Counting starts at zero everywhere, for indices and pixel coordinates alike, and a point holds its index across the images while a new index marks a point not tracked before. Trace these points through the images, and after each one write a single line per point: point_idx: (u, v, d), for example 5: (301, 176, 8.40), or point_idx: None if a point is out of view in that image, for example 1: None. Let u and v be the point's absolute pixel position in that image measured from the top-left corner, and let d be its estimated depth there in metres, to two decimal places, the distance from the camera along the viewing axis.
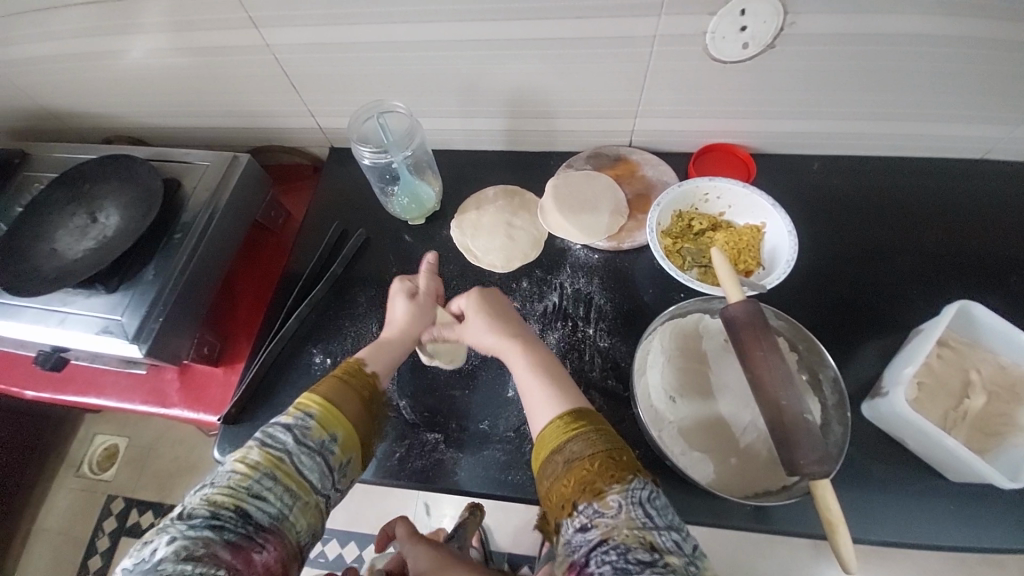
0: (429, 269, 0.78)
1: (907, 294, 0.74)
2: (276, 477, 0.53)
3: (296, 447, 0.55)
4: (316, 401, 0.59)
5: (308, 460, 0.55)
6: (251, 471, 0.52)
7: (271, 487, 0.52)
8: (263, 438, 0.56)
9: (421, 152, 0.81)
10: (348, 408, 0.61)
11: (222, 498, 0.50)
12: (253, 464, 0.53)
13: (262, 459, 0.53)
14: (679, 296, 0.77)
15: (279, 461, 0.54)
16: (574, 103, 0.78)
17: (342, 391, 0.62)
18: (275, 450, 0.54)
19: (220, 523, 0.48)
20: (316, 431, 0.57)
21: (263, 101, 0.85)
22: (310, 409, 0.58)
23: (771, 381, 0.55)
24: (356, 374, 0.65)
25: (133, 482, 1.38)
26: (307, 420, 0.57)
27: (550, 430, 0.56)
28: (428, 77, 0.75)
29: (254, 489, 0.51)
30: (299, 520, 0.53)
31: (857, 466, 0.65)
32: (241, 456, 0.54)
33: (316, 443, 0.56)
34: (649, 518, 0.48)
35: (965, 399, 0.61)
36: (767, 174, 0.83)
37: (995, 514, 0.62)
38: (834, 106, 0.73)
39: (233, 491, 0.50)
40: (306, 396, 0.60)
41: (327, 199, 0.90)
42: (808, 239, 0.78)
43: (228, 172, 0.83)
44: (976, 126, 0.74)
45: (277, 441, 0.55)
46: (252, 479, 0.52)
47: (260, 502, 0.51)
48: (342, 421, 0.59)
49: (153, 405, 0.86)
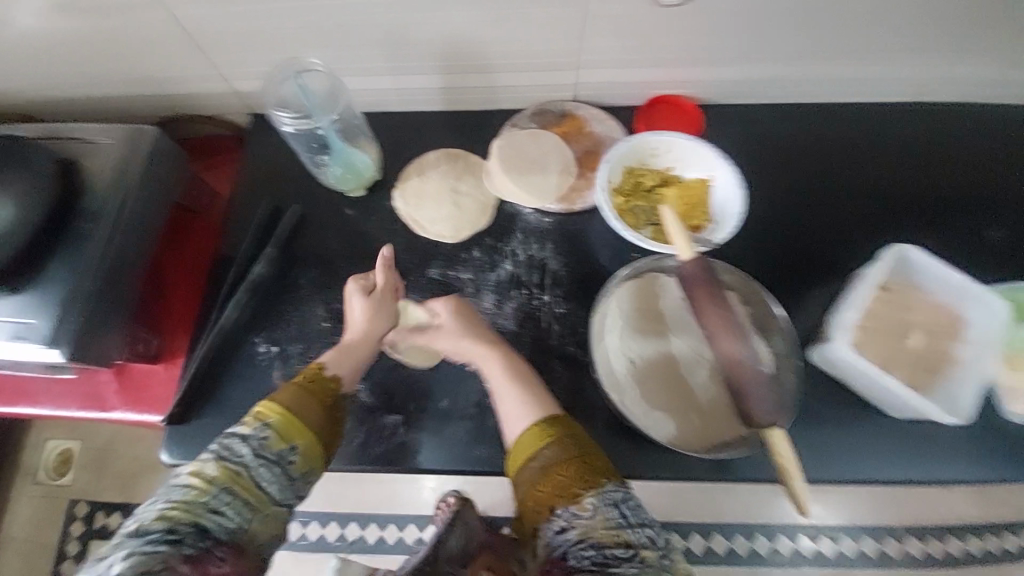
0: (387, 262, 0.70)
1: (851, 240, 0.75)
2: (234, 492, 0.50)
3: (255, 460, 0.52)
4: (274, 410, 0.55)
5: (267, 473, 0.52)
6: (208, 486, 0.49)
7: (230, 502, 0.49)
8: (220, 450, 0.52)
9: (348, 115, 0.75)
10: (311, 419, 0.57)
11: (178, 513, 0.47)
12: (210, 479, 0.49)
13: (220, 473, 0.50)
14: (633, 256, 0.76)
15: (237, 476, 0.50)
16: (513, 55, 0.72)
17: (300, 397, 0.57)
18: (233, 464, 0.51)
19: (178, 538, 0.46)
20: (275, 443, 0.53)
21: (168, 66, 0.75)
22: (269, 418, 0.54)
23: (725, 337, 0.56)
24: (318, 381, 0.60)
25: (95, 484, 1.30)
26: (266, 432, 0.53)
27: (521, 438, 0.55)
28: (351, 30, 0.69)
29: (212, 505, 0.49)
30: (260, 530, 0.51)
31: (807, 410, 0.67)
32: (196, 469, 0.50)
33: (275, 456, 0.53)
34: (624, 518, 0.49)
35: (902, 338, 0.63)
36: (715, 124, 0.81)
37: (930, 443, 0.66)
38: (779, 49, 0.71)
39: (191, 506, 0.48)
40: (264, 404, 0.56)
41: (256, 175, 0.83)
42: (757, 189, 0.78)
43: (136, 149, 0.75)
44: (917, 66, 0.74)
45: (234, 454, 0.51)
46: (209, 494, 0.49)
47: (219, 518, 0.49)
48: (305, 433, 0.55)
49: (92, 411, 0.81)
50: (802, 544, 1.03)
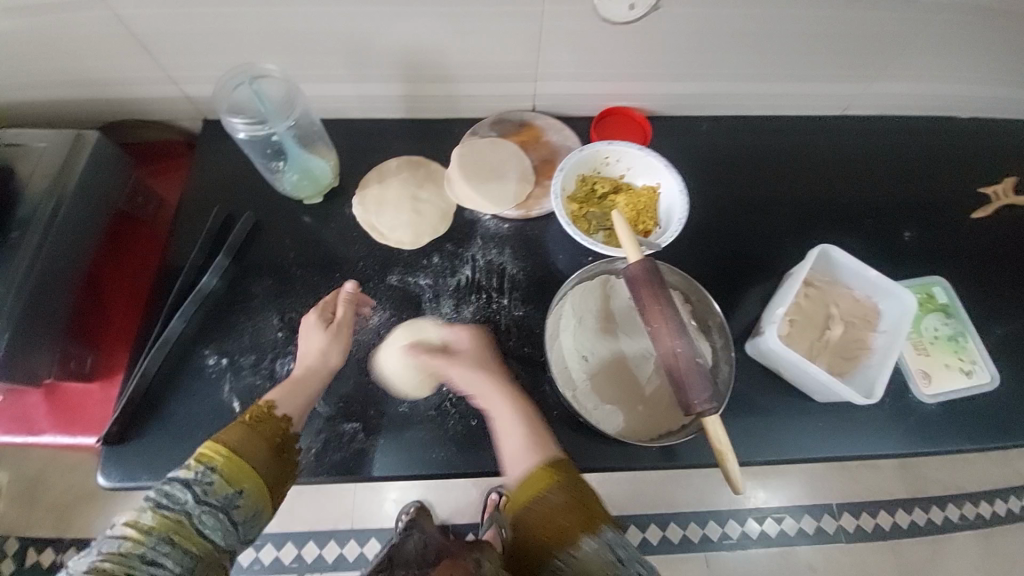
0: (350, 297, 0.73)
1: (784, 242, 0.82)
2: (173, 541, 0.48)
3: (197, 505, 0.50)
4: (219, 452, 0.54)
5: (211, 519, 0.51)
6: (142, 537, 0.47)
7: (168, 552, 0.47)
8: (159, 498, 0.50)
9: (305, 121, 0.74)
10: (259, 460, 0.55)
11: (108, 568, 0.45)
12: (145, 529, 0.48)
13: (156, 522, 0.48)
14: (588, 259, 0.80)
15: (176, 524, 0.49)
16: (472, 65, 0.75)
17: (249, 438, 0.56)
18: (172, 511, 0.49)
19: None
20: (221, 487, 0.52)
21: (111, 67, 0.72)
22: (214, 461, 0.53)
23: (667, 333, 0.61)
24: (266, 420, 0.60)
25: (23, 519, 1.13)
26: (211, 475, 0.52)
27: (527, 479, 0.55)
28: (310, 36, 0.68)
29: (147, 557, 0.46)
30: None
31: (746, 400, 0.73)
32: (132, 519, 0.48)
33: (220, 501, 0.51)
34: (620, 561, 0.51)
35: (827, 330, 0.70)
36: (662, 135, 0.86)
37: (853, 425, 0.73)
38: (719, 67, 0.77)
39: (123, 559, 0.46)
40: (209, 445, 0.54)
41: (205, 182, 0.80)
42: (700, 196, 0.83)
43: (73, 153, 0.71)
44: (839, 85, 0.82)
45: (175, 501, 0.50)
46: (144, 544, 0.47)
47: (153, 569, 0.46)
48: (253, 474, 0.54)
49: (17, 433, 0.75)
50: (748, 526, 1.11)
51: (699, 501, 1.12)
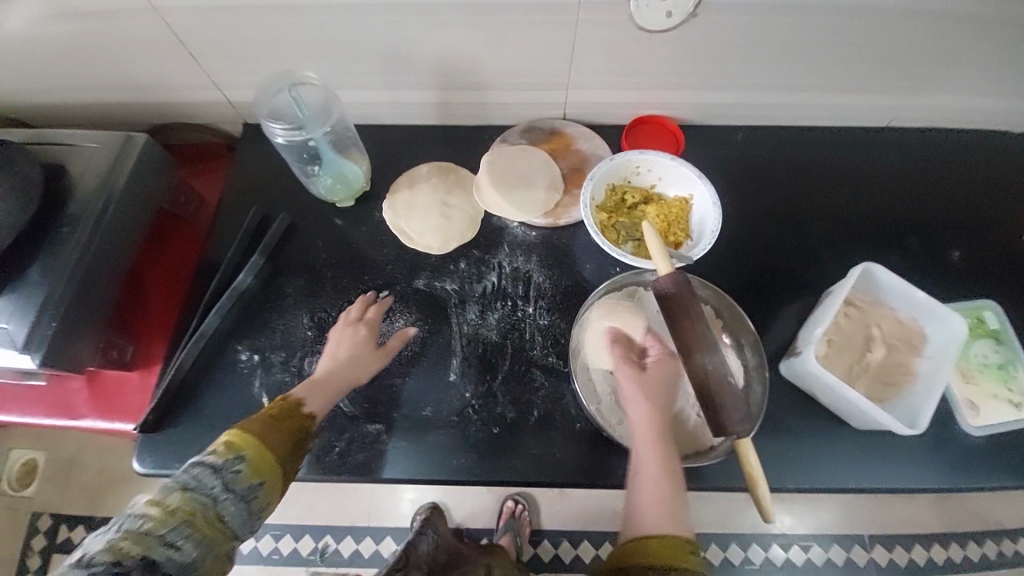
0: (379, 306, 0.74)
1: (822, 258, 0.79)
2: (194, 525, 0.49)
3: (223, 491, 0.52)
4: (250, 442, 0.55)
5: (232, 507, 0.52)
6: (167, 517, 0.48)
7: (188, 536, 0.48)
8: (186, 480, 0.51)
9: (341, 128, 0.75)
10: (281, 453, 0.57)
11: (130, 545, 0.45)
12: (171, 509, 0.48)
13: (183, 502, 0.49)
14: (616, 270, 0.78)
15: (201, 507, 0.50)
16: (505, 73, 0.75)
17: (275, 432, 0.58)
18: (199, 494, 0.50)
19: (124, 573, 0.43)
20: (246, 476, 0.54)
21: (161, 72, 0.75)
22: (243, 450, 0.54)
23: (698, 349, 0.59)
24: (292, 414, 0.61)
25: (59, 496, 1.19)
26: (239, 464, 0.54)
27: (675, 543, 0.52)
28: (348, 44, 0.70)
29: (168, 538, 0.47)
30: (210, 569, 0.49)
31: (777, 422, 0.70)
32: (157, 499, 0.49)
33: (244, 489, 0.53)
34: None
35: (867, 352, 0.67)
36: (696, 145, 0.84)
37: (892, 455, 0.69)
38: (759, 76, 0.75)
39: (145, 538, 0.46)
40: (237, 433, 0.56)
41: (243, 183, 0.83)
42: (734, 208, 0.81)
43: (122, 154, 0.74)
44: (887, 96, 0.78)
45: (202, 484, 0.51)
46: (168, 525, 0.47)
47: (171, 552, 0.47)
48: (274, 467, 0.56)
49: (59, 417, 0.79)
50: (772, 552, 1.07)
51: (721, 523, 1.08)
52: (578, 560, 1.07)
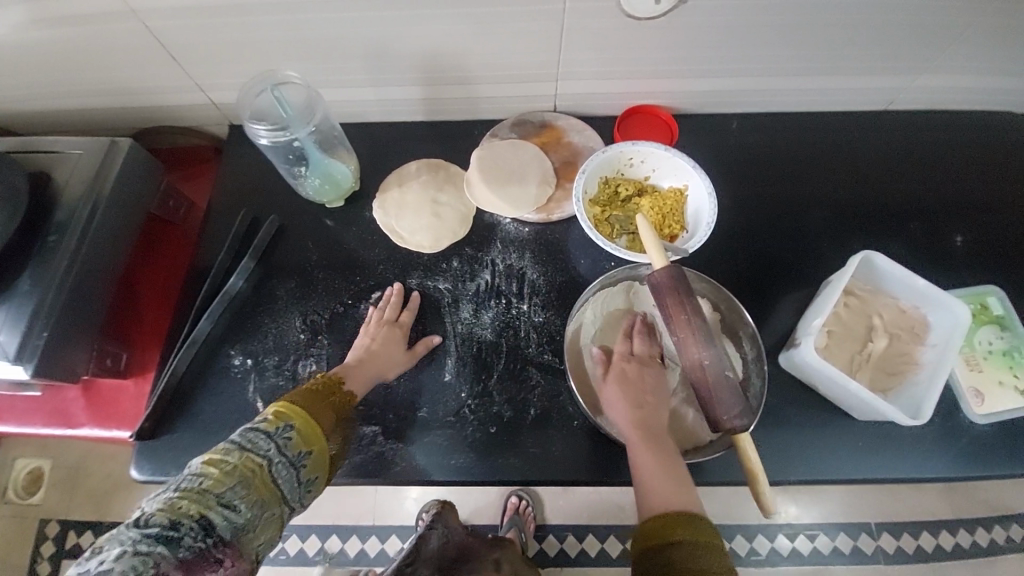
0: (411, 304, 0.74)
1: (820, 246, 0.77)
2: (249, 486, 0.51)
3: (277, 456, 0.54)
4: (296, 413, 0.58)
5: (284, 472, 0.54)
6: (224, 478, 0.50)
7: (244, 496, 0.50)
8: (243, 443, 0.53)
9: (326, 126, 0.75)
10: (325, 425, 0.60)
11: (187, 504, 0.47)
12: (228, 470, 0.50)
13: (239, 465, 0.51)
14: (611, 264, 0.77)
15: (257, 468, 0.52)
16: (493, 66, 0.73)
17: (317, 405, 0.61)
18: (256, 456, 0.53)
19: (180, 534, 0.45)
20: (297, 444, 0.56)
21: (143, 76, 0.74)
22: (292, 420, 0.57)
23: (694, 345, 0.58)
24: (336, 391, 0.64)
25: (65, 503, 1.19)
26: (291, 432, 0.56)
27: (672, 518, 0.53)
28: (330, 41, 0.68)
29: (225, 498, 0.49)
30: (261, 532, 0.51)
31: (777, 415, 0.69)
32: (214, 460, 0.51)
33: (294, 457, 0.55)
34: None
35: (869, 343, 0.66)
36: (690, 134, 0.82)
37: (896, 445, 0.68)
38: (753, 62, 0.73)
39: (202, 497, 0.48)
40: (284, 403, 0.58)
41: (232, 186, 0.82)
42: (730, 198, 0.80)
43: (108, 160, 0.73)
44: (885, 79, 0.76)
45: (258, 448, 0.53)
46: (224, 485, 0.49)
47: (229, 512, 0.48)
48: (320, 440, 0.58)
49: (57, 426, 0.79)
50: (778, 542, 1.06)
51: (726, 515, 1.07)
52: (583, 555, 1.07)
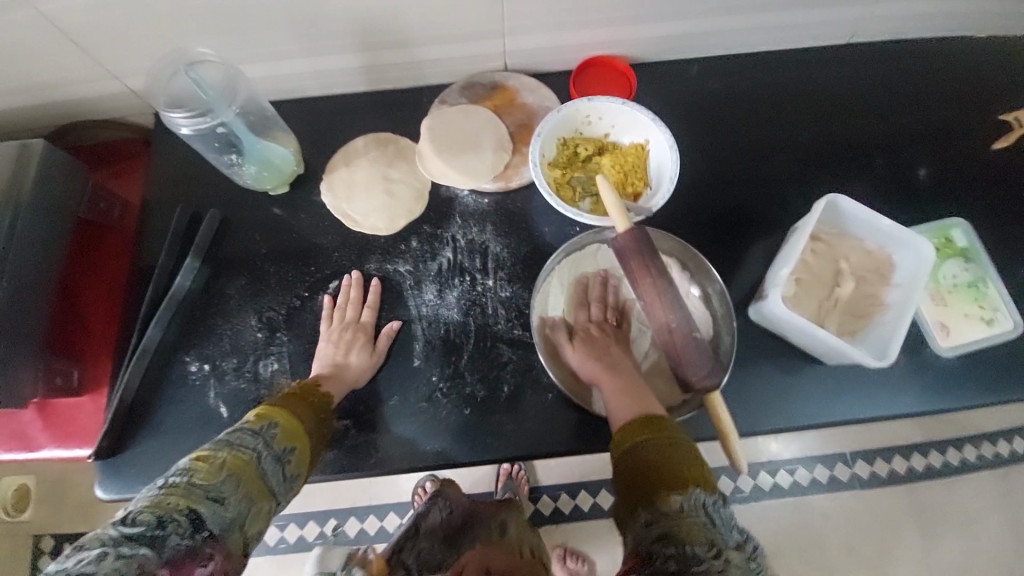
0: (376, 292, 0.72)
1: (787, 192, 0.76)
2: (238, 481, 0.49)
3: (265, 452, 0.52)
4: (281, 413, 0.56)
5: (272, 467, 0.52)
6: (212, 474, 0.48)
7: (233, 492, 0.48)
8: (230, 439, 0.52)
9: (253, 107, 0.69)
10: (309, 424, 0.59)
11: (173, 501, 0.45)
12: (216, 466, 0.49)
13: (228, 461, 0.49)
14: (576, 230, 0.74)
15: (246, 464, 0.50)
16: (432, 26, 0.67)
17: (296, 406, 0.59)
18: (244, 453, 0.51)
19: (167, 533, 0.43)
20: (283, 440, 0.55)
21: (46, 67, 0.67)
22: (275, 419, 0.55)
23: (659, 307, 0.57)
24: (313, 393, 0.62)
25: (55, 518, 1.17)
26: (275, 429, 0.55)
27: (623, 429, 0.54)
28: (247, 11, 0.62)
29: (213, 494, 0.47)
30: (250, 525, 0.49)
31: (751, 367, 0.69)
32: (201, 456, 0.49)
33: (279, 452, 0.54)
34: (713, 522, 0.47)
35: (836, 287, 0.65)
36: (649, 84, 0.78)
37: (867, 385, 0.69)
38: (709, 0, 0.68)
39: (188, 493, 0.46)
40: (268, 406, 0.57)
41: (165, 181, 0.76)
42: (694, 150, 0.77)
43: (21, 164, 0.67)
44: (848, 9, 0.72)
45: (245, 444, 0.52)
46: (212, 481, 0.48)
47: (218, 508, 0.47)
48: (303, 438, 0.57)
49: (16, 450, 0.76)
50: (760, 479, 1.09)
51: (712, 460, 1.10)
52: (576, 512, 1.09)
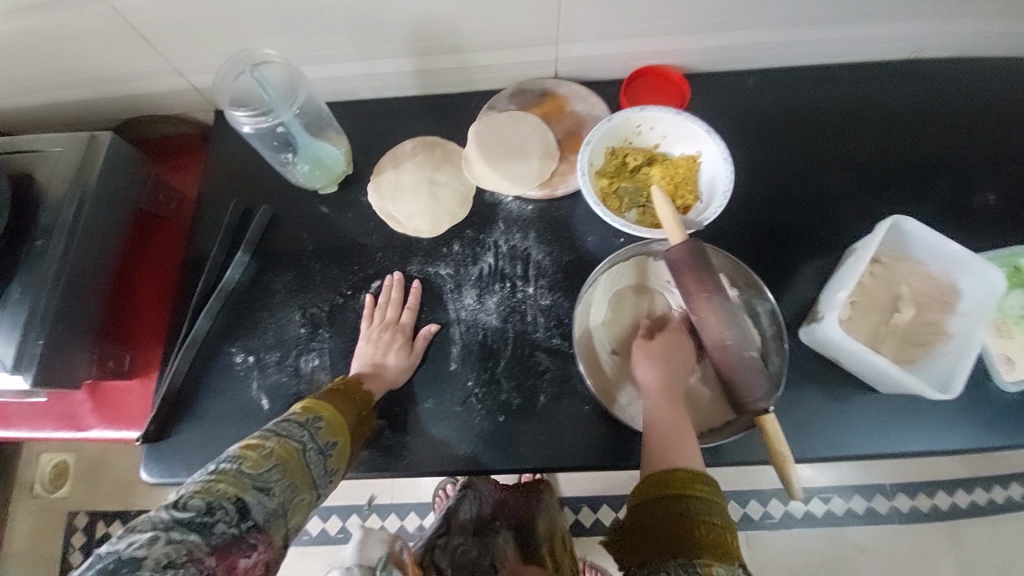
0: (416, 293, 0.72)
1: (845, 210, 0.72)
2: (284, 470, 0.50)
3: (309, 444, 0.54)
4: (325, 409, 0.58)
5: (315, 460, 0.54)
6: (260, 462, 0.49)
7: (278, 480, 0.49)
8: (277, 429, 0.53)
9: (311, 108, 0.71)
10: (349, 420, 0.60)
11: (223, 487, 0.46)
12: (265, 453, 0.50)
13: (276, 449, 0.51)
14: (620, 240, 0.73)
15: (292, 454, 0.51)
16: (488, 32, 0.68)
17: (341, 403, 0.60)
18: (291, 442, 0.52)
19: (214, 519, 0.44)
20: (325, 434, 0.56)
21: (117, 62, 0.70)
22: (320, 413, 0.57)
23: (716, 324, 0.55)
24: (354, 388, 0.63)
25: (91, 495, 1.21)
26: (320, 423, 0.56)
27: (675, 475, 0.51)
28: (312, 13, 0.63)
29: (259, 482, 0.48)
30: (292, 516, 0.50)
31: (799, 391, 0.66)
32: (251, 444, 0.51)
33: (322, 445, 0.55)
34: None
35: (895, 313, 0.62)
36: (702, 95, 0.77)
37: (924, 418, 0.65)
38: (772, 11, 0.66)
39: (237, 479, 0.47)
40: (312, 399, 0.58)
41: (220, 176, 0.78)
42: (747, 164, 0.74)
43: (89, 155, 0.70)
44: (918, 23, 0.69)
45: (291, 434, 0.53)
46: (260, 469, 0.49)
47: (263, 496, 0.48)
48: (344, 432, 0.58)
49: (68, 430, 0.79)
50: (795, 507, 1.05)
51: (745, 482, 1.05)
52: (598, 525, 1.07)
